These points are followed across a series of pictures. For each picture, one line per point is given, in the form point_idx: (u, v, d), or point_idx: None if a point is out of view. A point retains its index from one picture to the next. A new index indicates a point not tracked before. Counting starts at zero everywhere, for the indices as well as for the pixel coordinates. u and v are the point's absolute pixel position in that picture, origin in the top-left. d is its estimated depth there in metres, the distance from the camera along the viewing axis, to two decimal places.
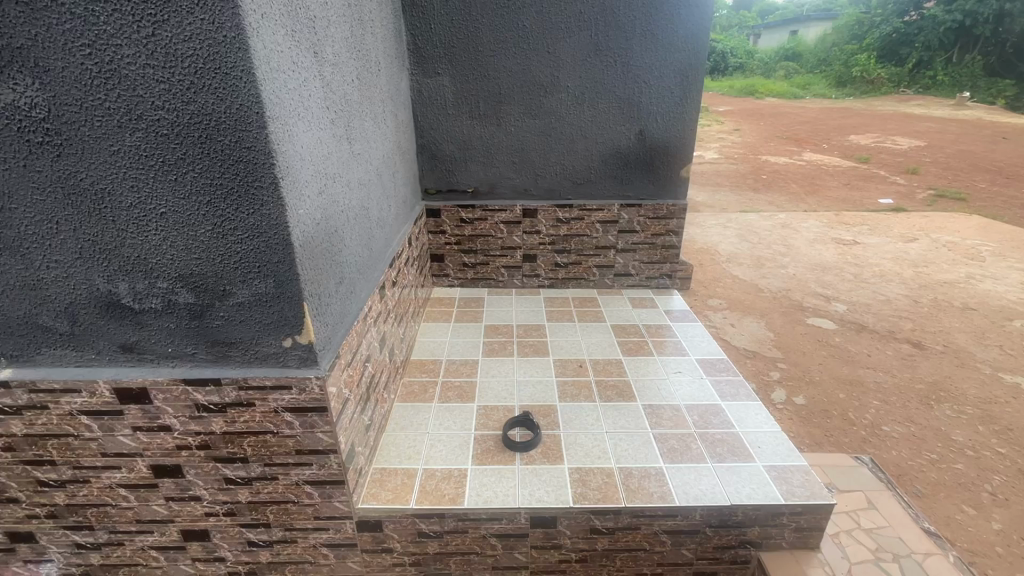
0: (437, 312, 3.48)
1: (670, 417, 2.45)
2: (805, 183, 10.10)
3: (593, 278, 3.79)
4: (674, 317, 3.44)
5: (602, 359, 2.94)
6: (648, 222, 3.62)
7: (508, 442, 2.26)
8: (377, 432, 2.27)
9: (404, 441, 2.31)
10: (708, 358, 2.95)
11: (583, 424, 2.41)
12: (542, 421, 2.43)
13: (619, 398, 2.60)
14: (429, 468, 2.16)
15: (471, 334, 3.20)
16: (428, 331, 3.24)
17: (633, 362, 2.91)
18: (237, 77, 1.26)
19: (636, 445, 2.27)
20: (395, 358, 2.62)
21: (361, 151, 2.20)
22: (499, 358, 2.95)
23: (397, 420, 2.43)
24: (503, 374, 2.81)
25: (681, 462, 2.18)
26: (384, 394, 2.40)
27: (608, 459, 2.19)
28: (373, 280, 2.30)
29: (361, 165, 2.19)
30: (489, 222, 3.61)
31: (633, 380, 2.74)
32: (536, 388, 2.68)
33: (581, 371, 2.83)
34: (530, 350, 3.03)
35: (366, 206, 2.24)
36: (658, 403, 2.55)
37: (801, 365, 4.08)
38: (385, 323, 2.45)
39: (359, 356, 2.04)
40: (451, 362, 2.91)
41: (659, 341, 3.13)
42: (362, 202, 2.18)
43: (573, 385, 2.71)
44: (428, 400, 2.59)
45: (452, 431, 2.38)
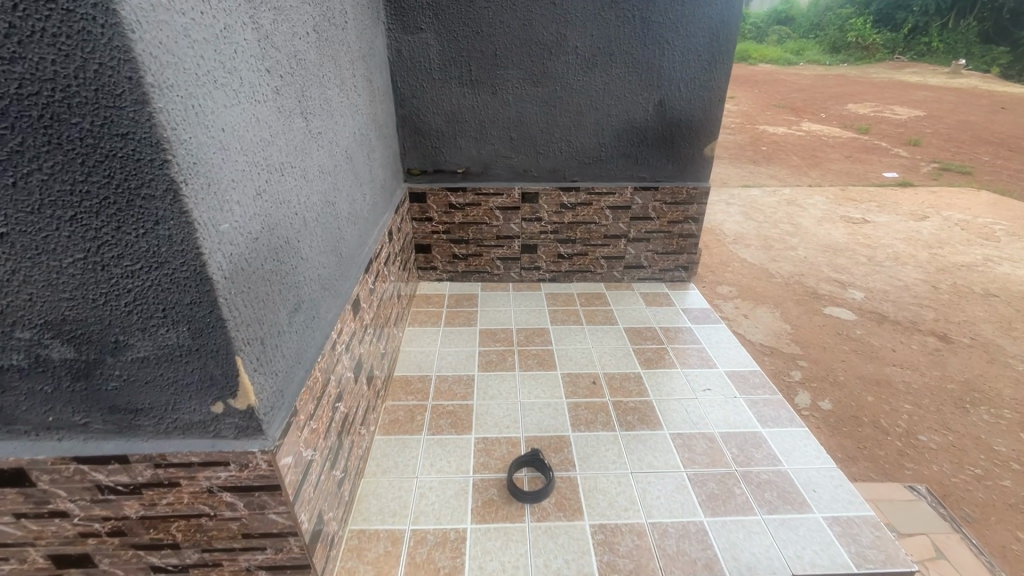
0: (424, 313, 3.02)
1: (704, 451, 2.07)
2: (807, 155, 9.66)
3: (600, 271, 3.36)
4: (694, 317, 3.03)
5: (617, 374, 2.52)
6: (665, 208, 3.17)
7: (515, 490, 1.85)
8: (354, 481, 1.84)
9: (386, 489, 1.89)
10: (739, 371, 2.55)
11: (602, 462, 2.01)
12: (554, 459, 2.02)
13: (642, 425, 2.21)
14: (419, 528, 1.74)
15: (464, 342, 2.76)
16: (413, 338, 2.79)
17: (653, 377, 2.50)
18: (88, 17, 0.75)
19: (669, 492, 1.88)
20: (374, 382, 2.18)
21: (322, 130, 1.69)
22: (497, 373, 2.52)
23: (378, 460, 2.01)
24: (503, 394, 2.38)
25: (725, 515, 1.80)
26: (362, 432, 1.97)
27: (638, 513, 1.80)
28: (344, 294, 1.83)
29: (322, 148, 1.68)
30: (483, 208, 3.13)
31: (656, 401, 2.34)
32: (544, 414, 2.26)
33: (595, 389, 2.42)
34: (533, 363, 2.61)
35: (331, 201, 1.75)
36: (688, 432, 2.17)
37: (811, 364, 3.72)
38: (361, 344, 2.00)
39: (327, 398, 1.60)
40: (441, 379, 2.47)
41: (681, 349, 2.73)
42: (325, 196, 1.69)
43: (586, 408, 2.30)
44: (416, 432, 2.16)
45: (445, 474, 1.96)
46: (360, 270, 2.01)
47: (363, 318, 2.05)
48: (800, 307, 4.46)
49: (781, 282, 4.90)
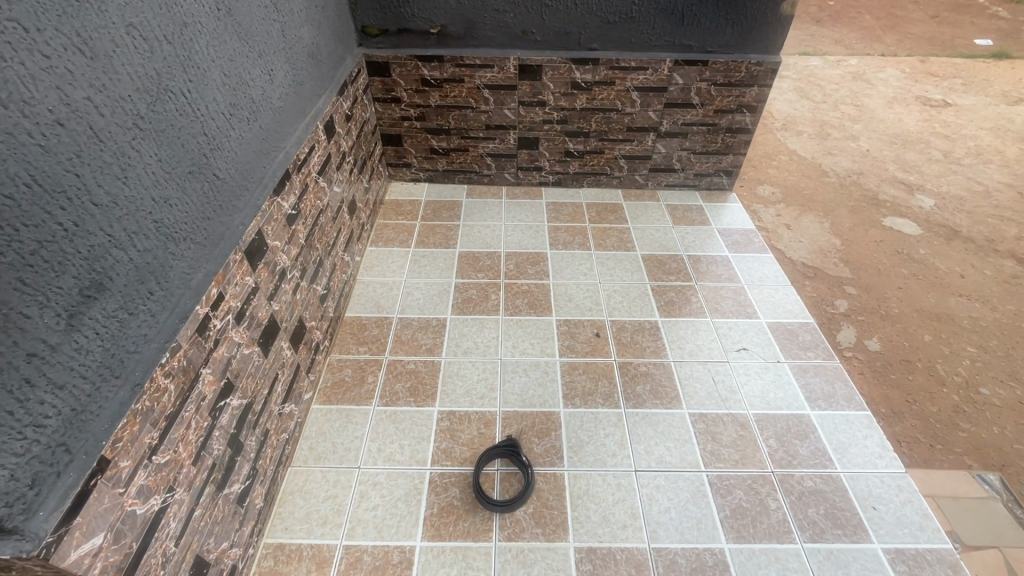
0: (391, 229, 2.40)
1: (732, 443, 1.59)
2: (884, 12, 7.93)
3: (619, 174, 2.63)
4: (732, 242, 2.38)
5: (627, 324, 1.97)
6: (713, 91, 2.34)
7: (482, 495, 1.42)
8: (272, 478, 1.42)
9: (316, 486, 1.47)
10: (785, 325, 1.98)
11: (598, 454, 1.56)
12: (536, 448, 1.57)
13: (655, 399, 1.71)
14: (353, 546, 1.35)
15: (436, 271, 2.18)
16: (375, 263, 2.22)
17: (674, 329, 1.95)
18: None
19: (681, 503, 1.45)
20: (309, 336, 1.68)
21: None
22: (474, 317, 1.98)
23: (311, 442, 1.57)
24: (479, 348, 1.86)
25: (753, 543, 1.37)
26: (285, 410, 1.51)
27: (638, 534, 1.38)
28: (229, 239, 1.23)
29: None
30: (467, 86, 2.33)
31: (675, 365, 1.82)
32: (528, 380, 1.76)
33: (597, 345, 1.88)
34: (522, 303, 2.04)
35: (181, 89, 1.07)
36: (714, 412, 1.67)
37: (858, 293, 3.11)
38: (277, 298, 1.45)
39: (200, 404, 1.10)
40: (403, 325, 1.95)
41: (713, 288, 2.13)
42: (157, 85, 1.00)
43: (584, 372, 1.79)
44: (363, 400, 1.69)
45: (394, 464, 1.52)
46: (267, 193, 1.38)
47: (281, 260, 1.47)
48: (856, 217, 3.71)
49: (835, 182, 4.07)
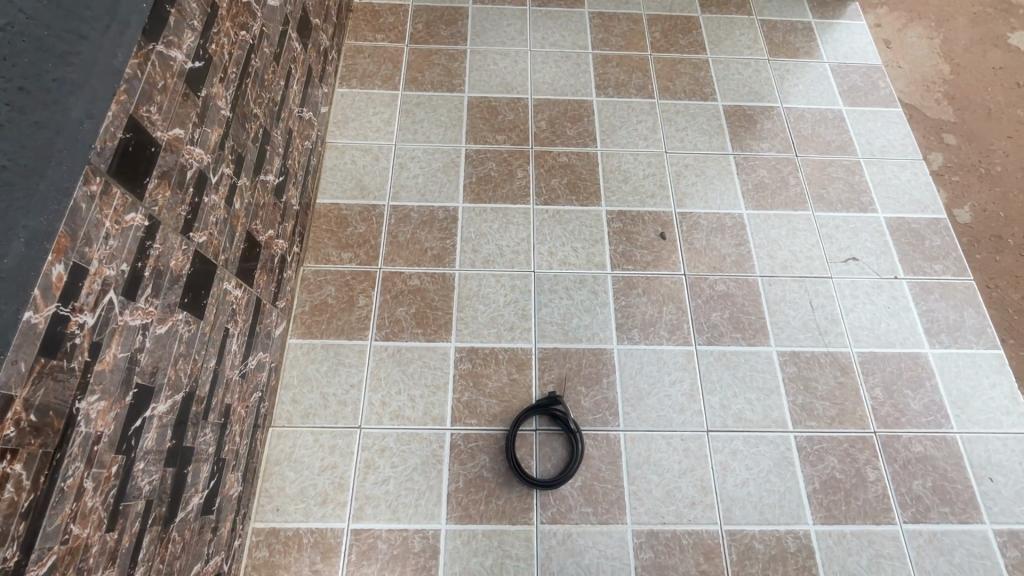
0: (367, 56, 1.66)
1: (829, 395, 1.26)
2: None
3: None
4: (850, 88, 1.70)
5: (702, 220, 1.46)
6: None
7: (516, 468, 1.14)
8: (248, 452, 1.10)
9: (309, 453, 1.17)
10: (910, 222, 1.49)
11: (662, 410, 1.23)
12: (584, 403, 1.23)
13: (735, 333, 1.32)
14: (363, 531, 1.11)
15: (437, 130, 1.55)
16: (350, 116, 1.56)
17: (763, 229, 1.45)
18: None
19: (762, 475, 1.18)
20: (269, 253, 1.18)
21: None
22: (495, 207, 1.45)
23: (294, 392, 1.22)
24: (503, 256, 1.39)
25: (844, 523, 1.14)
26: (252, 365, 1.12)
27: (708, 515, 1.14)
28: (70, 151, 0.63)
29: None
30: None
31: (763, 283, 1.38)
32: (571, 304, 1.33)
33: (661, 252, 1.41)
34: (559, 185, 1.48)
35: None
36: (808, 351, 1.31)
37: (955, 204, 1.54)
38: (200, 224, 0.91)
39: (95, 449, 0.69)
40: (399, 219, 1.42)
41: (819, 162, 1.56)
42: None
43: (644, 293, 1.35)
44: (355, 331, 1.29)
45: (404, 424, 1.20)
46: (135, 38, 0.72)
47: (193, 160, 0.89)
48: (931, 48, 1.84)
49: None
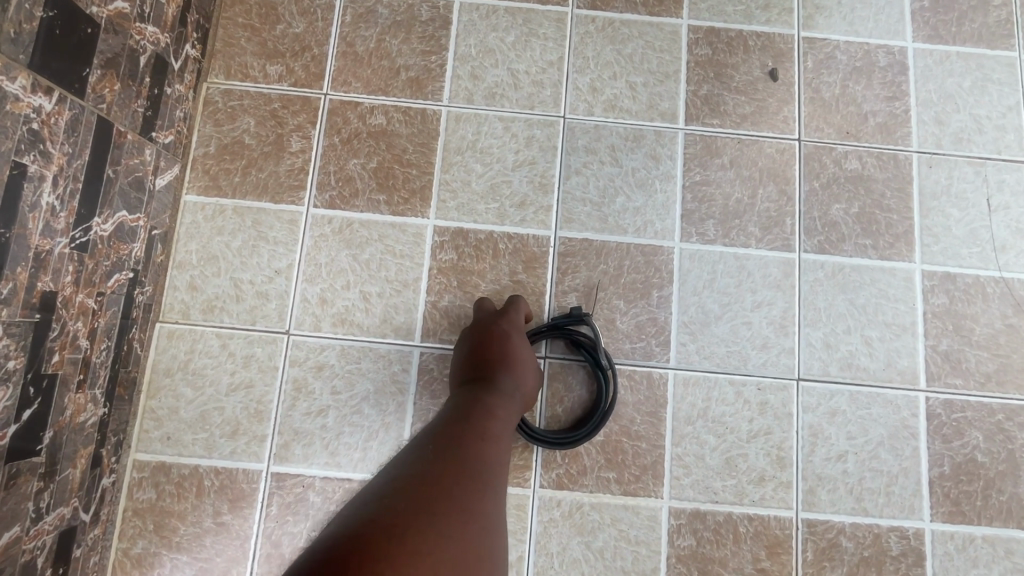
0: None
1: (990, 343, 0.84)
2: None
3: None
4: None
5: (838, 53, 0.91)
6: None
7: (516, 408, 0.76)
8: (113, 361, 0.74)
9: (213, 364, 0.81)
10: None
11: (734, 344, 0.82)
12: (620, 325, 0.82)
13: (863, 239, 0.86)
14: (288, 476, 0.78)
15: None
16: None
17: (935, 76, 0.91)
18: None
19: (869, 448, 0.81)
20: (125, 45, 0.70)
21: None
22: (511, 8, 0.90)
23: (193, 276, 0.83)
24: (519, 88, 0.88)
25: (975, 525, 0.79)
26: (106, 232, 0.70)
27: (782, 497, 0.79)
28: None
29: None
30: None
31: (919, 163, 0.88)
32: (616, 174, 0.86)
33: (767, 101, 0.89)
34: None
35: None
36: (971, 275, 0.85)
37: None
38: None
39: None
40: (357, 17, 0.90)
41: None
42: None
43: (732, 166, 0.87)
44: (284, 190, 0.85)
45: (352, 334, 0.82)
46: None
47: None
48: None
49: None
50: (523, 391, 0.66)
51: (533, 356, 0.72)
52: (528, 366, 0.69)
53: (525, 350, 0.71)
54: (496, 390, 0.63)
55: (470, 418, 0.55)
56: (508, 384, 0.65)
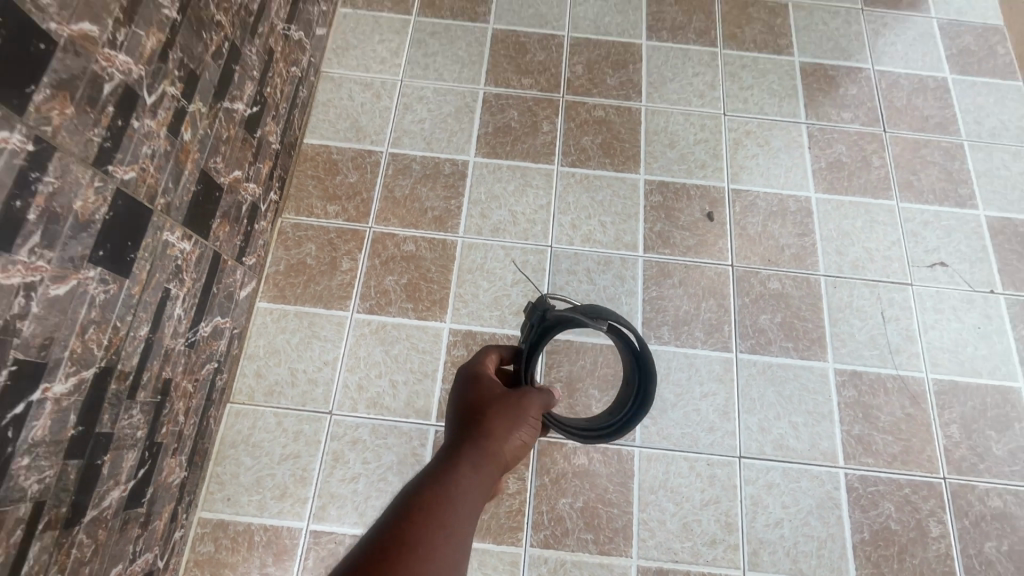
0: None
1: (894, 428, 1.04)
2: None
3: None
4: (959, 53, 1.38)
5: (759, 201, 1.21)
6: None
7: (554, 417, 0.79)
8: (196, 433, 0.94)
9: (269, 437, 1.01)
10: (1015, 224, 1.21)
11: (687, 427, 1.03)
12: (595, 409, 1.03)
13: (786, 343, 1.09)
14: (324, 533, 0.95)
15: (452, 66, 1.30)
16: (352, 42, 1.32)
17: (834, 218, 1.20)
18: None
19: (801, 516, 0.98)
20: (234, 200, 0.98)
21: None
22: (512, 165, 1.21)
23: (259, 365, 1.05)
24: (517, 225, 1.17)
25: None
26: (206, 332, 0.94)
27: (731, 557, 0.96)
28: None
29: None
30: None
31: (826, 285, 1.14)
32: (591, 290, 1.12)
33: (707, 236, 1.17)
34: (592, 145, 1.24)
35: None
36: (873, 373, 1.08)
37: None
38: (126, 156, 0.71)
39: None
40: (397, 171, 1.20)
41: (912, 142, 1.27)
42: None
43: (681, 285, 1.13)
44: (335, 299, 1.10)
45: (382, 414, 1.03)
46: None
47: (116, 70, 0.68)
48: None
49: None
50: (493, 440, 0.61)
51: (510, 398, 0.66)
52: (503, 413, 0.64)
53: (501, 396, 0.67)
54: (460, 455, 0.59)
55: (417, 501, 0.52)
56: (476, 445, 0.60)
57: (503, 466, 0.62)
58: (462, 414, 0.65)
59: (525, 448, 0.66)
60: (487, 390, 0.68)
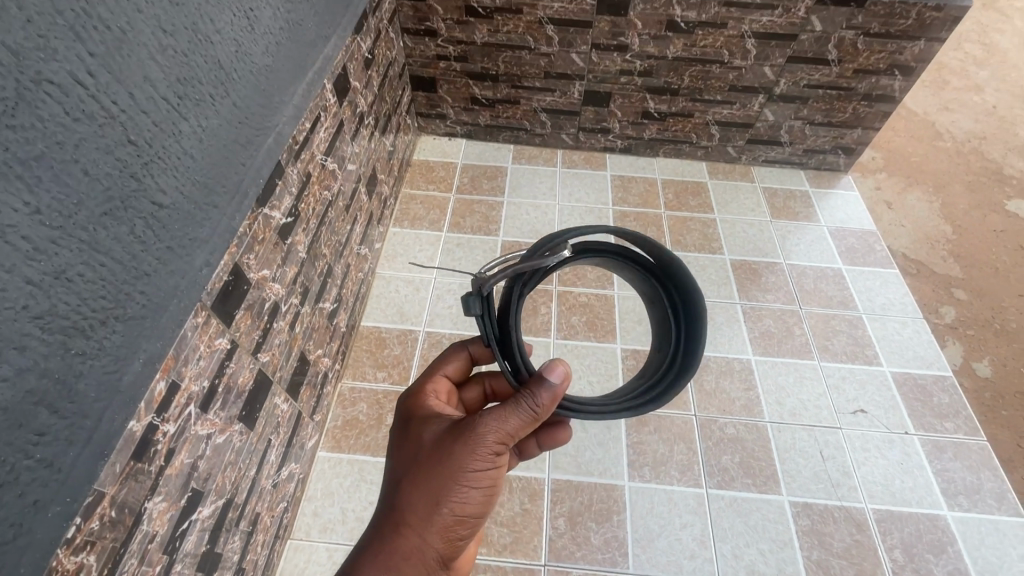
0: (419, 203, 1.94)
1: (846, 553, 1.24)
2: None
3: (707, 143, 2.06)
4: (847, 250, 1.86)
5: (711, 363, 1.55)
6: (859, 44, 1.70)
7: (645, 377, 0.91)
8: (266, 563, 1.15)
9: (321, 570, 1.20)
10: (915, 378, 1.55)
11: (672, 555, 1.23)
12: (593, 540, 1.24)
13: (747, 479, 1.34)
14: None
15: (473, 266, 1.76)
16: (399, 251, 1.80)
17: (771, 375, 1.53)
18: None
19: None
20: (316, 371, 1.33)
21: None
22: None
23: (316, 505, 1.28)
24: None
25: None
26: (285, 475, 1.21)
27: None
28: (188, 292, 0.83)
29: None
30: (524, 20, 1.74)
31: (773, 430, 1.43)
32: (585, 437, 1.40)
33: None
34: (579, 323, 1.63)
35: (85, 86, 0.63)
36: (821, 504, 1.31)
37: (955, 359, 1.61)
38: (267, 346, 1.07)
39: (148, 547, 0.79)
40: (431, 344, 1.57)
41: (822, 316, 1.67)
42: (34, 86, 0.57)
43: (656, 432, 1.41)
44: (380, 448, 1.37)
45: None
46: (250, 206, 0.97)
47: (272, 294, 1.08)
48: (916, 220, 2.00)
49: (937, 129, 2.43)
50: (422, 518, 0.78)
51: (443, 468, 0.78)
52: (434, 485, 0.78)
53: (440, 458, 0.79)
54: (393, 532, 0.78)
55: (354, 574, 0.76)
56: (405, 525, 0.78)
57: (433, 538, 0.78)
58: (409, 475, 0.80)
59: (469, 501, 0.79)
60: (433, 448, 0.81)
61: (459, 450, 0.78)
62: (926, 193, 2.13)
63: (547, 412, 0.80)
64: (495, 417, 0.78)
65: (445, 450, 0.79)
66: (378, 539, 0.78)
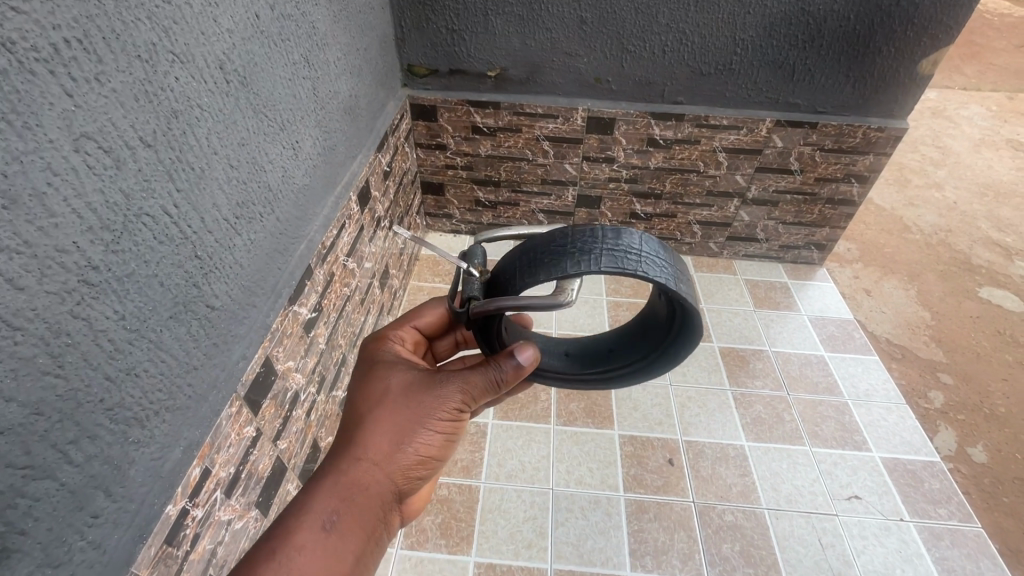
0: (426, 294, 2.08)
1: None
2: None
3: (691, 239, 2.25)
4: (828, 337, 1.98)
5: (707, 449, 1.61)
6: (818, 158, 1.94)
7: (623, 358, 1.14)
8: None
9: None
10: (904, 463, 1.60)
11: None
12: None
13: (748, 569, 1.35)
14: None
15: None
16: None
17: (765, 460, 1.58)
18: None
19: None
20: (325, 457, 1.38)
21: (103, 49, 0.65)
22: (520, 425, 1.65)
23: None
24: (525, 471, 1.53)
25: None
26: None
27: None
28: (226, 383, 0.92)
29: (120, 103, 0.68)
30: (523, 137, 1.98)
31: (771, 517, 1.45)
32: (586, 524, 1.42)
33: (670, 478, 1.53)
34: (577, 408, 1.70)
35: (170, 214, 0.77)
36: None
37: (940, 444, 1.67)
38: (285, 434, 1.15)
39: None
40: None
41: (810, 401, 1.75)
42: (135, 220, 0.71)
43: (656, 519, 1.43)
44: None
45: None
46: (283, 304, 1.09)
47: (294, 383, 1.17)
48: (891, 308, 2.14)
49: (904, 225, 2.64)
50: (387, 454, 0.86)
51: (413, 410, 0.88)
52: (401, 426, 0.87)
53: (408, 403, 0.89)
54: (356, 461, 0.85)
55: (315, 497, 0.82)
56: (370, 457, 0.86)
57: (394, 472, 0.87)
58: (376, 411, 0.89)
59: (429, 445, 0.89)
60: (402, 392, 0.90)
61: (429, 400, 0.88)
62: (898, 282, 2.29)
63: (509, 386, 0.91)
64: (465, 377, 0.89)
65: (414, 397, 0.89)
66: (341, 467, 0.85)
